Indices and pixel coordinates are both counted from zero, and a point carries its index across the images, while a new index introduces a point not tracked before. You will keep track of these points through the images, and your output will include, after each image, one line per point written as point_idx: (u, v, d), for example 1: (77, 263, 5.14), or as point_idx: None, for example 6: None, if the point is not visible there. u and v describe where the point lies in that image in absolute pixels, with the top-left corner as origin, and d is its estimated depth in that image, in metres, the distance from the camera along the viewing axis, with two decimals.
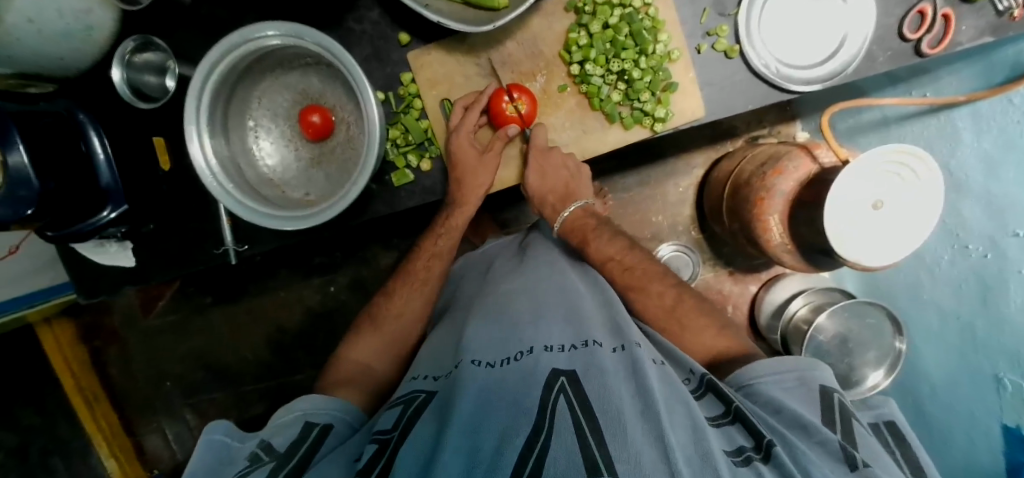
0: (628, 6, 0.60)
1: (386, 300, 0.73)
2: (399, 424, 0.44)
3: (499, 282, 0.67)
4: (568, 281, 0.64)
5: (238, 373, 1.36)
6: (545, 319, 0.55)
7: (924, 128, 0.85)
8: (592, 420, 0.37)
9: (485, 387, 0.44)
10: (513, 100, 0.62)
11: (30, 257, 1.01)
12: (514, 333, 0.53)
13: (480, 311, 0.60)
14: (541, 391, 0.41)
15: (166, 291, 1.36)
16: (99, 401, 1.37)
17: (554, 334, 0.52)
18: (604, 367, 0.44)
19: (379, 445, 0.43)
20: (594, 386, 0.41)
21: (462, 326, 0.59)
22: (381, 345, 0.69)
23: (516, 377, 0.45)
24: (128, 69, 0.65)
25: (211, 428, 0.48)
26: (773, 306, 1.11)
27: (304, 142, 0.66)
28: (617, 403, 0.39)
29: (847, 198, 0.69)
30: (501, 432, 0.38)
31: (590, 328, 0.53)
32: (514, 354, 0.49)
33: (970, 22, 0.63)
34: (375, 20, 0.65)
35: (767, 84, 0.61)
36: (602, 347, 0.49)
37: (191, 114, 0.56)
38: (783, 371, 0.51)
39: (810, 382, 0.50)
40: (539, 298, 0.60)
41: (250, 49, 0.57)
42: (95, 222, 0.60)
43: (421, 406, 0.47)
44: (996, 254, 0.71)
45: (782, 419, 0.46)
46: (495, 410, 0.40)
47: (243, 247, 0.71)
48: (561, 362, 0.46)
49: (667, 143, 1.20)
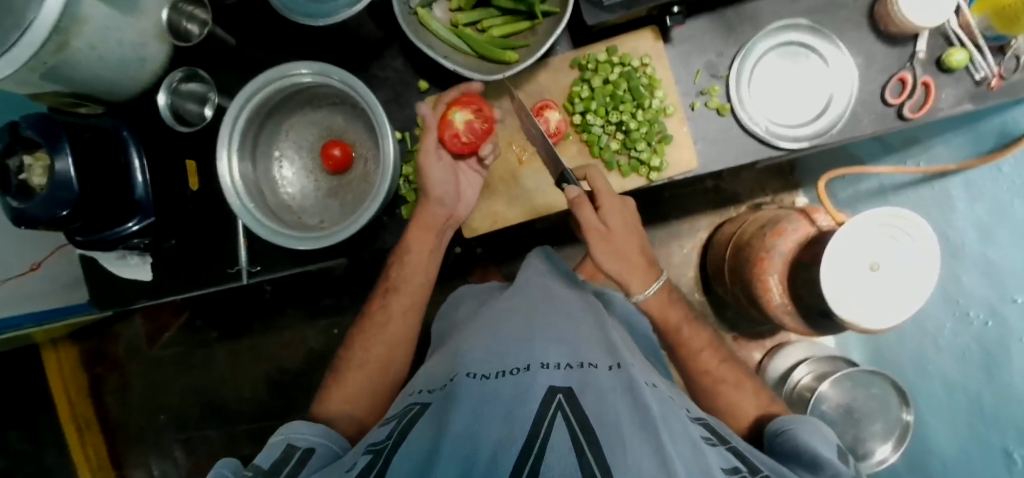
0: (627, 65, 0.66)
1: (383, 309, 0.73)
2: (394, 434, 0.46)
3: (493, 304, 0.70)
4: (569, 309, 0.65)
5: (235, 410, 1.36)
6: (541, 337, 0.56)
7: (919, 197, 0.88)
8: (590, 434, 0.38)
9: (480, 399, 0.44)
10: (459, 108, 0.64)
11: (50, 275, 1.03)
12: (510, 348, 0.54)
13: (476, 331, 0.62)
14: (539, 406, 0.42)
15: (174, 322, 1.38)
16: (89, 428, 1.37)
17: (550, 352, 0.53)
18: (601, 387, 0.46)
19: (373, 455, 0.43)
20: (589, 401, 0.43)
21: (458, 347, 0.61)
22: (384, 349, 0.70)
23: (512, 387, 0.46)
24: (173, 95, 0.72)
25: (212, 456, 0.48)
26: (776, 375, 1.09)
27: (323, 174, 0.71)
28: (614, 417, 0.42)
29: (846, 256, 0.71)
30: (497, 439, 0.39)
31: (584, 349, 0.55)
32: (510, 368, 0.50)
33: (951, 91, 0.69)
34: (399, 69, 0.72)
35: (757, 140, 0.65)
36: (598, 368, 0.51)
37: (224, 139, 0.62)
38: (800, 423, 0.53)
39: (824, 436, 0.51)
40: (534, 317, 0.61)
41: (284, 85, 0.63)
42: (119, 232, 0.65)
43: (416, 416, 0.48)
44: (997, 321, 0.70)
45: (797, 463, 0.47)
46: (492, 420, 0.41)
47: (257, 267, 0.75)
48: (558, 379, 0.47)
49: (671, 206, 1.23)
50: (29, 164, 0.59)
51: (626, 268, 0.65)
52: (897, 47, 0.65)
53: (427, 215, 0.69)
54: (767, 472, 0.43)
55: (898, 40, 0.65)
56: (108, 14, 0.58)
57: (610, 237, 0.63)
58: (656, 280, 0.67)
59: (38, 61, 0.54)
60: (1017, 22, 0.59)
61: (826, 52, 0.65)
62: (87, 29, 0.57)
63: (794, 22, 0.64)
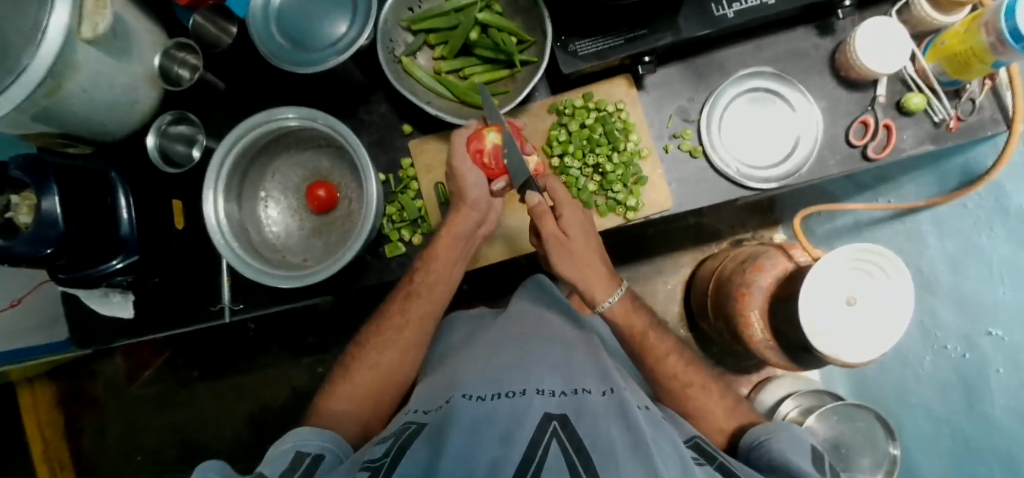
0: (603, 110, 0.69)
1: (402, 311, 0.69)
2: (392, 452, 0.44)
3: (482, 333, 0.70)
4: (559, 339, 0.65)
5: (213, 452, 1.32)
6: (535, 364, 0.57)
7: (893, 233, 0.91)
8: (585, 462, 0.39)
9: (477, 422, 0.45)
10: (495, 130, 0.61)
11: (31, 311, 1.02)
12: (506, 374, 0.55)
13: (469, 357, 0.62)
14: (534, 431, 0.42)
15: (155, 360, 1.36)
16: (63, 471, 1.31)
17: (545, 377, 0.54)
18: (594, 412, 0.47)
19: (370, 472, 0.42)
20: (583, 427, 0.44)
21: (453, 372, 0.61)
22: (386, 365, 0.66)
23: (508, 413, 0.46)
24: (162, 138, 0.73)
25: (200, 468, 0.46)
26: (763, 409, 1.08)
27: (307, 214, 0.73)
28: (609, 442, 0.42)
29: (819, 295, 0.72)
30: (491, 464, 0.39)
31: (578, 375, 0.56)
32: (506, 391, 0.51)
33: (912, 132, 0.73)
34: (384, 112, 0.74)
35: (729, 181, 0.68)
36: (591, 393, 0.52)
37: (210, 180, 0.63)
38: (775, 431, 0.53)
39: (801, 440, 0.51)
40: (530, 346, 0.62)
41: (272, 128, 0.65)
42: (104, 269, 0.66)
43: (412, 437, 0.47)
44: (974, 354, 0.71)
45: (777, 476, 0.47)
46: (488, 444, 0.41)
47: (238, 306, 0.75)
48: (552, 406, 0.47)
49: (655, 242, 1.26)
50: (15, 203, 0.60)
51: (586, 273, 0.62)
52: (858, 92, 0.69)
53: (458, 221, 0.66)
54: None
55: (859, 86, 0.69)
56: (100, 59, 0.61)
57: (568, 242, 0.61)
58: (616, 292, 0.64)
59: (31, 103, 0.56)
60: (970, 68, 0.63)
61: (792, 97, 0.69)
62: (79, 76, 0.59)
63: (760, 70, 0.68)
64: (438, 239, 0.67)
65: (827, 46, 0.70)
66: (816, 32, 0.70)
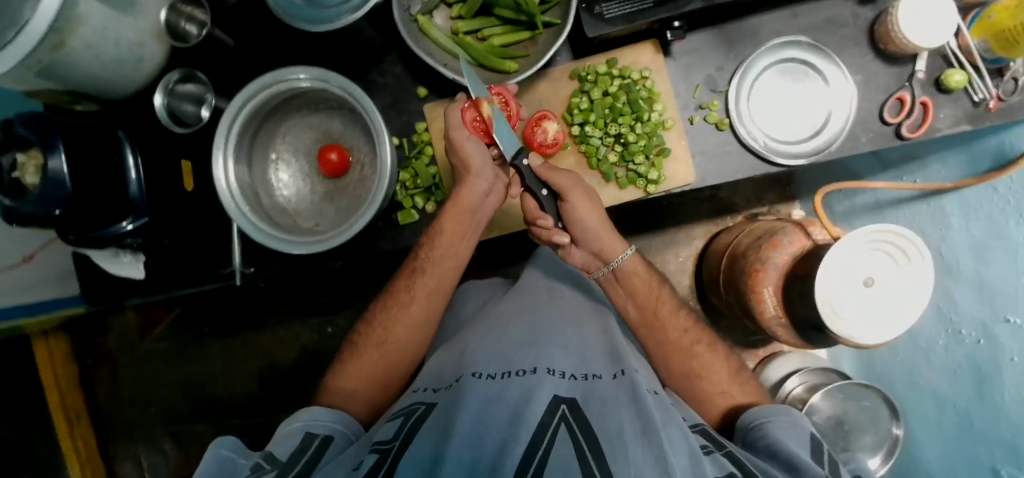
0: (627, 78, 0.66)
1: (407, 288, 0.68)
2: (400, 436, 0.44)
3: (499, 304, 0.70)
4: (571, 315, 0.65)
5: (224, 407, 1.35)
6: (547, 344, 0.56)
7: (915, 213, 0.88)
8: (594, 447, 0.39)
9: (487, 401, 0.44)
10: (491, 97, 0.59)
11: (41, 267, 1.02)
12: (516, 352, 0.54)
13: (481, 331, 0.62)
14: (543, 413, 0.42)
15: (166, 318, 1.37)
16: (80, 420, 1.35)
17: (557, 357, 0.53)
18: (604, 397, 0.47)
19: (380, 455, 0.42)
20: (592, 412, 0.44)
21: (465, 345, 0.60)
22: (401, 333, 0.66)
23: (518, 392, 0.46)
24: (169, 96, 0.72)
25: (218, 442, 0.47)
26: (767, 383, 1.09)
27: (319, 177, 0.71)
28: (618, 425, 0.42)
29: (839, 276, 0.70)
30: (499, 444, 0.39)
31: (588, 360, 0.55)
32: (516, 369, 0.50)
33: (948, 111, 0.69)
34: (398, 74, 0.72)
35: (754, 155, 0.65)
36: (602, 378, 0.51)
37: (220, 144, 0.62)
38: (776, 415, 0.52)
39: (799, 427, 0.50)
40: (541, 323, 0.61)
41: (284, 88, 0.63)
42: (114, 231, 0.65)
43: (420, 418, 0.47)
44: (988, 339, 0.70)
45: (776, 461, 0.46)
46: (496, 425, 0.41)
47: (249, 269, 0.75)
48: (563, 389, 0.47)
49: (669, 214, 1.24)
50: (22, 162, 0.58)
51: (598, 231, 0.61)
52: (895, 66, 0.66)
53: (466, 195, 0.64)
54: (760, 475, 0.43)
55: (897, 59, 0.66)
56: (105, 12, 0.58)
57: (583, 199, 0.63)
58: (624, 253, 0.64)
59: (34, 59, 0.54)
60: (1018, 45, 0.60)
61: (826, 69, 0.65)
62: (84, 28, 0.56)
63: (794, 39, 0.65)
64: (445, 214, 0.65)
65: (867, 15, 0.66)
66: (856, 0, 0.66)
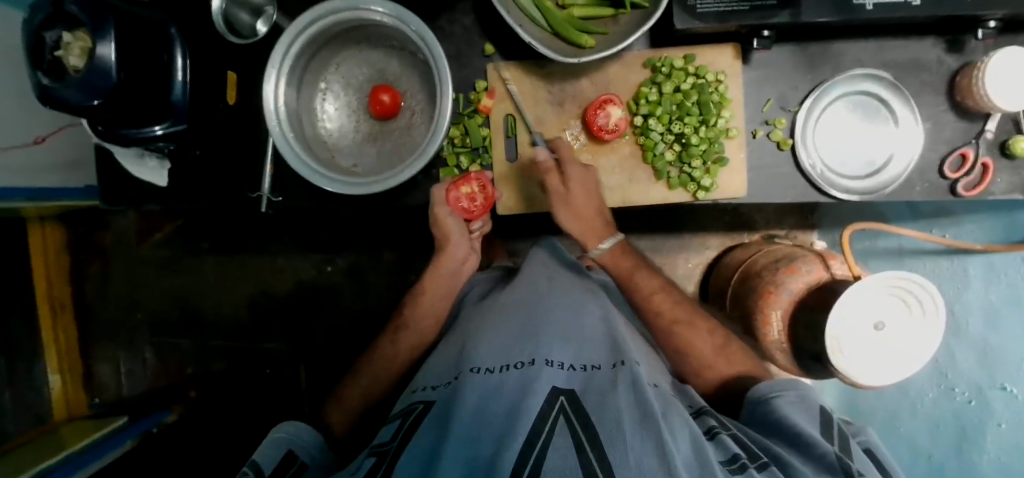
0: (702, 78, 0.64)
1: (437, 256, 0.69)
2: (399, 436, 0.46)
3: (499, 295, 0.70)
4: (578, 303, 0.65)
5: (211, 324, 1.36)
6: (546, 334, 0.56)
7: (937, 268, 0.88)
8: (592, 435, 0.39)
9: (486, 396, 0.45)
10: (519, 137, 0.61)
11: (47, 153, 1.00)
12: (514, 345, 0.54)
13: (484, 323, 0.62)
14: (542, 405, 0.43)
15: (167, 226, 1.36)
16: (63, 311, 1.35)
17: (554, 348, 0.54)
18: (602, 387, 0.47)
19: (378, 457, 0.45)
20: (593, 404, 0.44)
21: (466, 336, 0.61)
22: None
23: (516, 385, 0.46)
24: (228, 2, 0.68)
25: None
26: None
27: (366, 117, 0.69)
28: (615, 412, 0.42)
29: (852, 317, 0.70)
30: (499, 434, 0.40)
31: (588, 350, 0.56)
32: (515, 362, 0.51)
33: (1005, 177, 0.66)
34: (466, 26, 0.69)
35: (809, 182, 0.65)
36: (600, 370, 0.52)
37: (275, 64, 0.60)
38: (785, 390, 0.56)
39: (808, 402, 0.54)
40: (543, 313, 0.61)
41: (352, 16, 0.61)
42: (146, 133, 0.64)
43: (420, 416, 0.48)
44: (981, 402, 0.81)
45: (782, 436, 0.50)
46: (495, 419, 0.42)
47: (277, 197, 0.74)
48: (561, 380, 0.48)
49: (687, 219, 1.23)
50: (67, 41, 0.56)
51: (585, 228, 0.69)
52: (966, 120, 0.65)
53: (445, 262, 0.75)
54: (766, 459, 0.45)
55: (970, 115, 0.65)
56: None
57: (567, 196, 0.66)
58: (611, 237, 0.71)
59: None
60: None
61: (899, 110, 0.64)
62: None
63: (876, 74, 0.63)
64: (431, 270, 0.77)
65: (953, 62, 0.64)
66: (945, 46, 0.64)
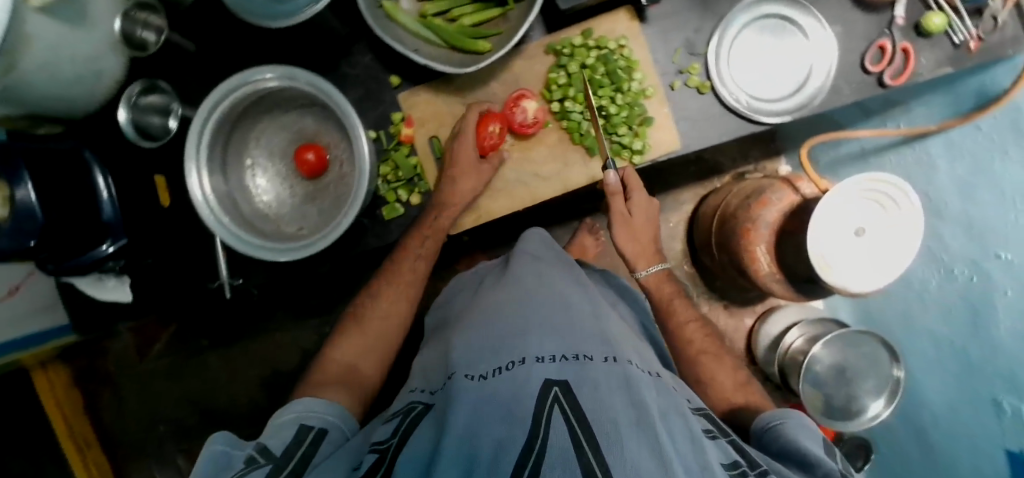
0: (604, 48, 0.65)
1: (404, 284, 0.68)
2: (399, 433, 0.45)
3: (487, 296, 0.69)
4: (557, 295, 0.64)
5: (230, 418, 1.34)
6: (535, 331, 0.55)
7: (902, 159, 0.87)
8: (588, 432, 0.37)
9: (478, 404, 0.43)
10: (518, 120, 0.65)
11: (31, 296, 0.99)
12: (504, 343, 0.53)
13: (468, 328, 0.60)
14: (536, 401, 0.41)
15: (161, 335, 1.35)
16: (90, 447, 1.34)
17: (544, 344, 0.52)
18: (597, 380, 0.45)
19: (379, 454, 0.43)
20: (585, 397, 0.42)
21: (449, 344, 0.60)
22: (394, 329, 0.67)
23: (508, 390, 0.44)
24: (133, 110, 0.69)
25: (212, 439, 0.46)
26: (769, 338, 1.11)
27: (298, 180, 0.70)
28: (612, 412, 0.40)
29: (831, 226, 0.70)
30: (497, 441, 0.38)
31: (582, 342, 0.53)
32: (506, 363, 0.49)
33: (928, 55, 0.67)
34: (368, 65, 0.70)
35: (738, 116, 0.65)
36: (593, 360, 0.50)
37: (192, 155, 0.59)
38: (787, 418, 0.53)
39: (810, 429, 0.51)
40: (527, 312, 0.60)
41: (251, 90, 0.61)
42: (95, 254, 0.63)
43: (418, 417, 0.48)
44: (980, 276, 0.72)
45: (787, 460, 0.47)
46: (492, 427, 0.40)
47: (238, 280, 0.73)
48: (553, 372, 0.46)
49: (656, 181, 1.23)
50: None
51: (637, 250, 0.72)
52: (873, 13, 0.65)
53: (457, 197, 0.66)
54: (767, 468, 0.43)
55: (876, 7, 0.65)
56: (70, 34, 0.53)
57: (630, 220, 0.70)
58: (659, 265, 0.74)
59: None
60: None
61: (804, 22, 0.64)
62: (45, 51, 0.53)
63: None
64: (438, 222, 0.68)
65: None
66: None
